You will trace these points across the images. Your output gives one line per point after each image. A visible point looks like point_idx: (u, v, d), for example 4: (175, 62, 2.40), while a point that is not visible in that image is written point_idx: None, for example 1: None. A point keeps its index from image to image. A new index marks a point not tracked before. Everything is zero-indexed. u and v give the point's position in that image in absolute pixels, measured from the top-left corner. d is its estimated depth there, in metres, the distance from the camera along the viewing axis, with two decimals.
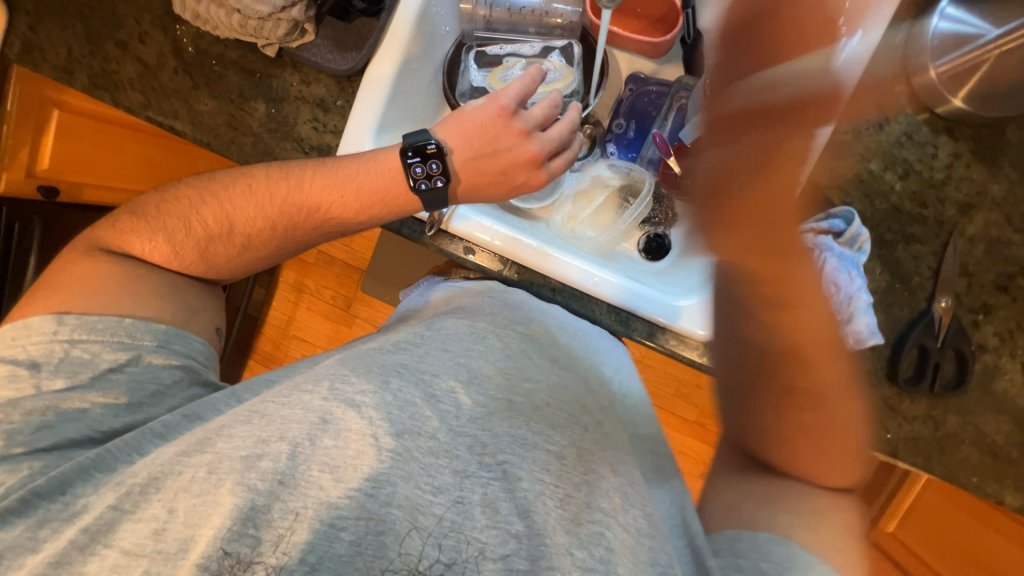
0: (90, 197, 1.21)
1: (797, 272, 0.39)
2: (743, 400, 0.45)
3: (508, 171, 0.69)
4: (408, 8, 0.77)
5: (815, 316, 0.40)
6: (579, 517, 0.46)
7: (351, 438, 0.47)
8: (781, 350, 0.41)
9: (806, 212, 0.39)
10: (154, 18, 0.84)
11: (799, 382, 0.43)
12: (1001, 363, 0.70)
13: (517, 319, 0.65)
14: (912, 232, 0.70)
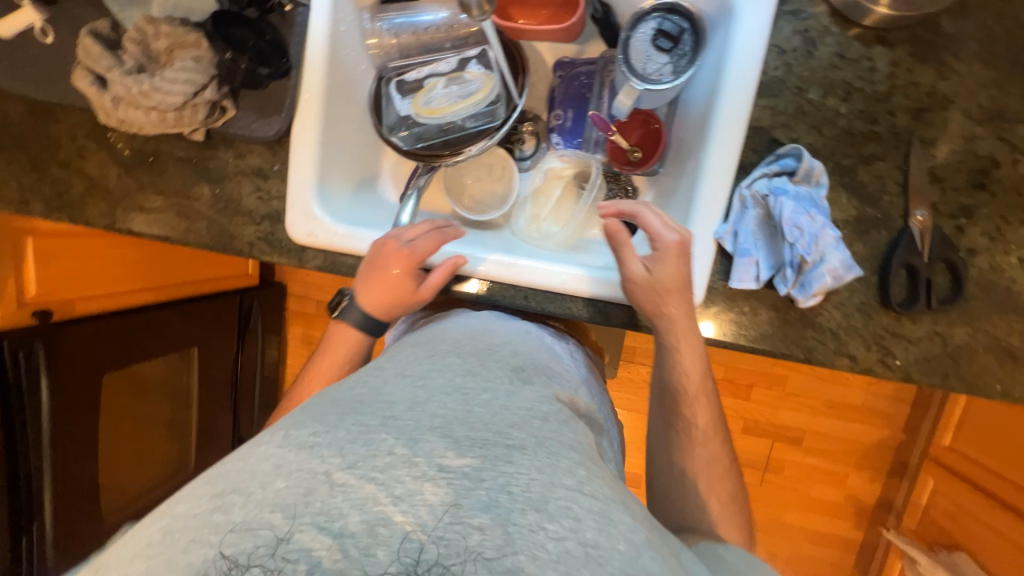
0: (85, 310, 1.23)
1: (693, 356, 0.68)
2: (667, 440, 0.70)
3: (383, 276, 0.74)
4: (316, 60, 0.77)
5: (701, 383, 0.69)
6: (545, 495, 0.42)
7: (300, 479, 0.42)
8: (682, 403, 0.69)
9: (695, 326, 0.68)
10: (87, 132, 0.86)
11: (698, 426, 0.69)
12: (998, 261, 0.66)
13: (480, 344, 0.62)
14: (871, 151, 0.67)
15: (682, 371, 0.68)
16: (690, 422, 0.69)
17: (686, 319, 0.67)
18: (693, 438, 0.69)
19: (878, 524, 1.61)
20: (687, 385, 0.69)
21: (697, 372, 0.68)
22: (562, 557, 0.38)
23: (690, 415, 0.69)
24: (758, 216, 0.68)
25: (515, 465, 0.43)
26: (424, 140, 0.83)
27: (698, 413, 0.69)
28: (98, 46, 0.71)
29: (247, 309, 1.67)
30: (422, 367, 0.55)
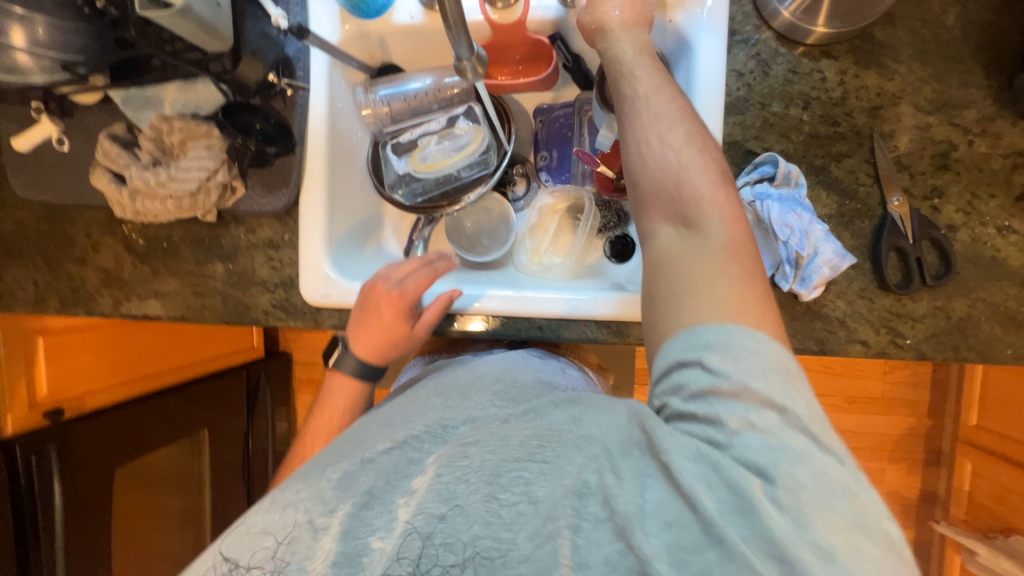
0: (94, 404, 1.22)
1: (637, 46, 0.64)
2: (625, 122, 0.61)
3: (380, 319, 0.76)
4: (317, 134, 0.82)
5: (663, 88, 0.61)
6: (497, 469, 0.49)
7: (282, 529, 0.51)
8: (625, 78, 0.62)
9: (648, 46, 0.64)
10: (101, 227, 0.90)
11: (645, 99, 0.60)
12: (978, 233, 0.70)
13: (460, 378, 0.66)
14: (838, 149, 0.73)
15: (625, 63, 0.63)
16: (636, 99, 0.60)
17: (638, 38, 0.64)
18: (644, 125, 0.59)
19: (927, 518, 1.55)
20: (620, 58, 0.64)
21: (642, 62, 0.62)
22: (513, 517, 0.47)
23: (635, 92, 0.61)
24: (748, 222, 0.71)
25: (467, 458, 0.51)
26: (424, 193, 0.89)
27: (654, 104, 0.59)
28: (116, 146, 0.78)
29: (255, 383, 1.65)
30: (415, 423, 0.58)
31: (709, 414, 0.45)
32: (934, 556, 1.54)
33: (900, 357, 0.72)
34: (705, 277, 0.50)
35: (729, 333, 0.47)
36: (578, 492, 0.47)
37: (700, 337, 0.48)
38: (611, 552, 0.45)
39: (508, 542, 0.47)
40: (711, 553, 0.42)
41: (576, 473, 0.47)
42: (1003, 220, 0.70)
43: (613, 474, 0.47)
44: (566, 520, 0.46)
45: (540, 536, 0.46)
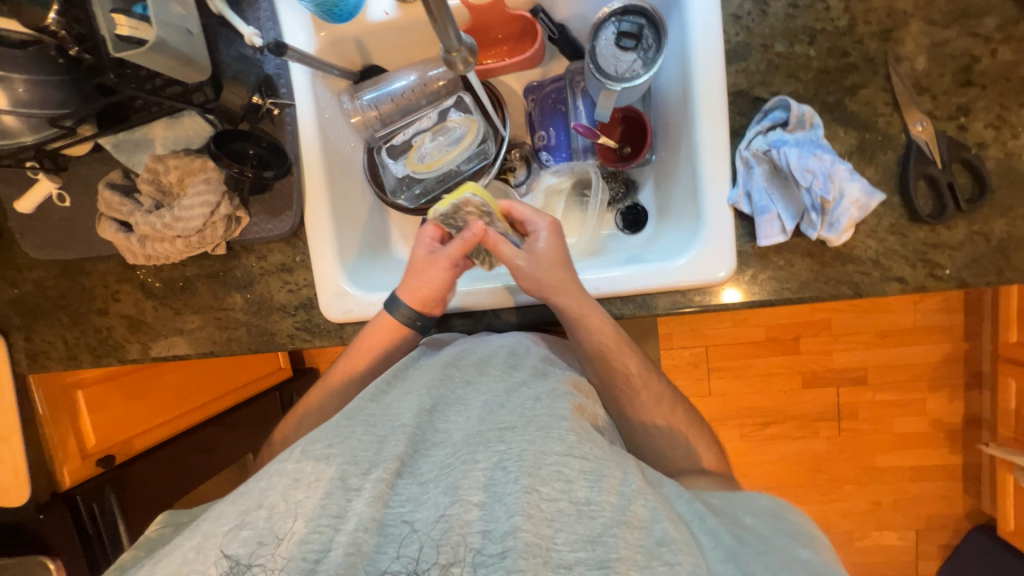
0: (142, 445, 1.25)
1: (573, 304, 0.69)
2: (592, 359, 0.70)
3: (426, 259, 0.73)
4: (311, 151, 0.81)
5: (616, 357, 0.70)
6: (539, 462, 0.50)
7: (314, 484, 0.50)
8: (572, 328, 0.70)
9: (583, 299, 0.69)
10: (116, 276, 0.90)
11: (609, 351, 0.69)
12: (1011, 147, 0.67)
13: (470, 350, 0.69)
14: (852, 81, 0.69)
15: (560, 313, 0.70)
16: (595, 350, 0.69)
17: (585, 309, 0.69)
18: (603, 367, 0.70)
19: (974, 441, 1.53)
20: (568, 317, 0.69)
21: (613, 335, 0.69)
22: (555, 515, 0.47)
23: (599, 353, 0.69)
24: (766, 171, 0.69)
25: (506, 442, 0.52)
26: (427, 193, 0.87)
27: (624, 372, 0.70)
28: (117, 195, 0.77)
29: (289, 403, 1.66)
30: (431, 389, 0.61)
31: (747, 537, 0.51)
32: (984, 479, 1.52)
33: (941, 289, 0.70)
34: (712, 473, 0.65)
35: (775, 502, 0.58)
36: (636, 522, 0.47)
37: (743, 507, 0.57)
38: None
39: (550, 540, 0.46)
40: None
41: (630, 499, 0.48)
42: None
43: (670, 520, 0.48)
44: (625, 548, 0.46)
45: (590, 555, 0.45)
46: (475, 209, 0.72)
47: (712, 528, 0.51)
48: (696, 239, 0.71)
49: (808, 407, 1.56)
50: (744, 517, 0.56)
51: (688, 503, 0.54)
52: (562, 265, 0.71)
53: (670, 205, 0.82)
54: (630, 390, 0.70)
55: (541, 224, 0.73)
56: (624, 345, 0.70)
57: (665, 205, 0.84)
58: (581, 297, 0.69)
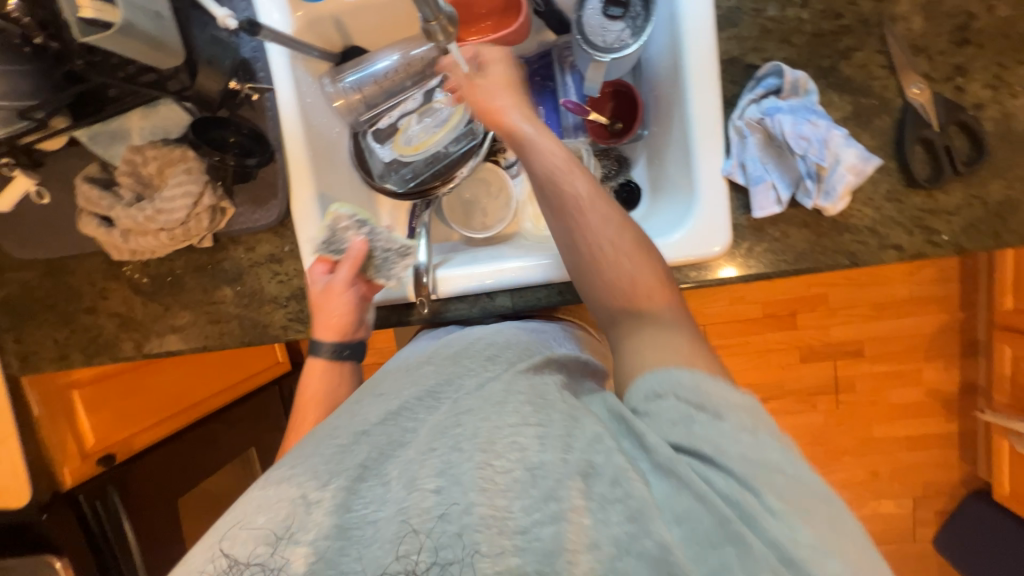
0: (143, 442, 1.24)
1: (524, 122, 0.66)
2: (538, 182, 0.64)
3: (319, 296, 0.74)
4: (292, 135, 0.77)
5: (572, 177, 0.62)
6: (492, 437, 0.50)
7: (276, 504, 0.49)
8: (511, 137, 0.66)
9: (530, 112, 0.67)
10: (103, 273, 0.88)
11: (553, 167, 0.63)
12: (1008, 108, 0.65)
13: (451, 345, 0.68)
14: (847, 44, 0.67)
15: (507, 134, 0.67)
16: (538, 166, 0.64)
17: (536, 127, 0.66)
18: (556, 203, 0.63)
19: (970, 409, 1.55)
20: (513, 137, 0.66)
21: (563, 155, 0.63)
22: (510, 485, 0.47)
23: (546, 168, 0.63)
24: (760, 140, 0.68)
25: (461, 426, 0.52)
26: (416, 176, 0.84)
27: (587, 209, 0.62)
28: (96, 189, 0.75)
29: (289, 397, 1.65)
30: (426, 378, 0.60)
31: (695, 431, 0.48)
32: (980, 445, 1.54)
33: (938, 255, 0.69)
34: (672, 340, 0.56)
35: (694, 374, 0.52)
36: (584, 470, 0.47)
37: (672, 376, 0.51)
38: (620, 533, 0.45)
39: (506, 510, 0.46)
40: (726, 549, 0.43)
41: (583, 450, 0.48)
42: None
43: (622, 455, 0.49)
44: (575, 498, 0.46)
45: (544, 513, 0.46)
46: (347, 222, 0.76)
47: (653, 450, 0.48)
48: (690, 213, 0.70)
49: (806, 381, 1.56)
50: (667, 404, 0.51)
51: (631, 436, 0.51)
52: (516, 90, 0.69)
53: (663, 180, 0.81)
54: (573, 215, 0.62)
55: (491, 49, 0.73)
56: (583, 176, 0.64)
57: (658, 181, 0.83)
58: (535, 119, 0.67)
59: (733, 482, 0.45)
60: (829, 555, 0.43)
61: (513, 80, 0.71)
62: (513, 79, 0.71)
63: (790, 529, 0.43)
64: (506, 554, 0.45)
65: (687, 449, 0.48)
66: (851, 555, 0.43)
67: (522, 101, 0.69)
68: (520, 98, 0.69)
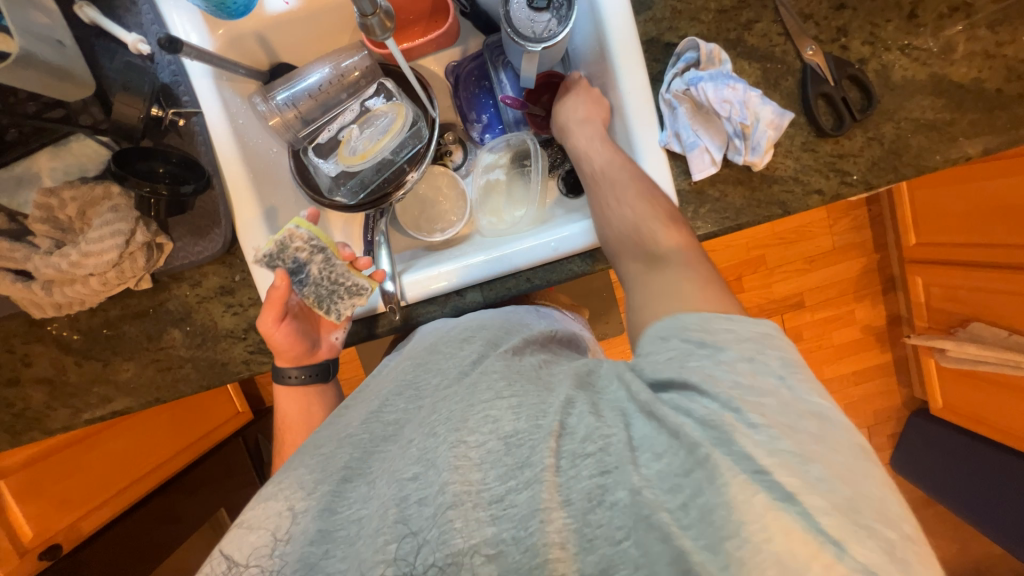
0: (92, 526, 1.12)
1: (575, 120, 0.77)
2: (581, 166, 0.76)
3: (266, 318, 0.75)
4: (228, 158, 0.74)
5: (606, 159, 0.73)
6: (466, 413, 0.51)
7: (265, 521, 0.50)
8: (565, 135, 0.79)
9: (592, 122, 0.76)
10: (22, 337, 0.79)
11: (590, 159, 0.74)
12: (885, 59, 0.75)
13: (427, 339, 0.69)
14: (747, 17, 0.75)
15: (562, 131, 0.79)
16: (579, 152, 0.76)
17: (590, 126, 0.76)
18: (591, 180, 0.73)
19: (899, 338, 1.73)
20: (565, 136, 0.78)
21: (602, 149, 0.74)
22: (483, 457, 0.48)
23: (586, 155, 0.75)
24: (689, 109, 0.73)
25: (438, 411, 0.54)
26: (365, 186, 0.83)
27: (618, 180, 0.70)
28: (5, 241, 0.68)
29: (255, 447, 1.54)
30: (422, 380, 0.61)
31: (690, 356, 0.50)
32: (912, 367, 1.72)
33: (853, 194, 0.77)
34: (675, 288, 0.58)
35: (703, 316, 0.53)
36: (557, 431, 0.48)
37: (680, 321, 0.53)
38: (592, 487, 0.45)
39: (480, 483, 0.46)
40: (698, 473, 0.43)
41: (556, 414, 0.50)
42: (903, 40, 0.75)
43: (593, 414, 0.49)
44: (547, 456, 0.46)
45: (518, 480, 0.46)
46: (300, 242, 0.72)
47: (635, 394, 0.49)
48: None
49: None
50: (672, 344, 0.51)
51: (617, 380, 0.52)
52: (594, 105, 0.78)
53: None
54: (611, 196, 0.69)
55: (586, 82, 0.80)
56: (621, 162, 0.72)
57: None
58: (590, 124, 0.76)
59: (720, 402, 0.45)
60: (808, 463, 0.42)
61: (597, 97, 0.78)
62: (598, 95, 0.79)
63: (769, 436, 0.43)
64: (482, 525, 0.45)
65: (677, 383, 0.48)
66: (839, 467, 0.42)
67: (594, 112, 0.77)
68: (593, 110, 0.77)
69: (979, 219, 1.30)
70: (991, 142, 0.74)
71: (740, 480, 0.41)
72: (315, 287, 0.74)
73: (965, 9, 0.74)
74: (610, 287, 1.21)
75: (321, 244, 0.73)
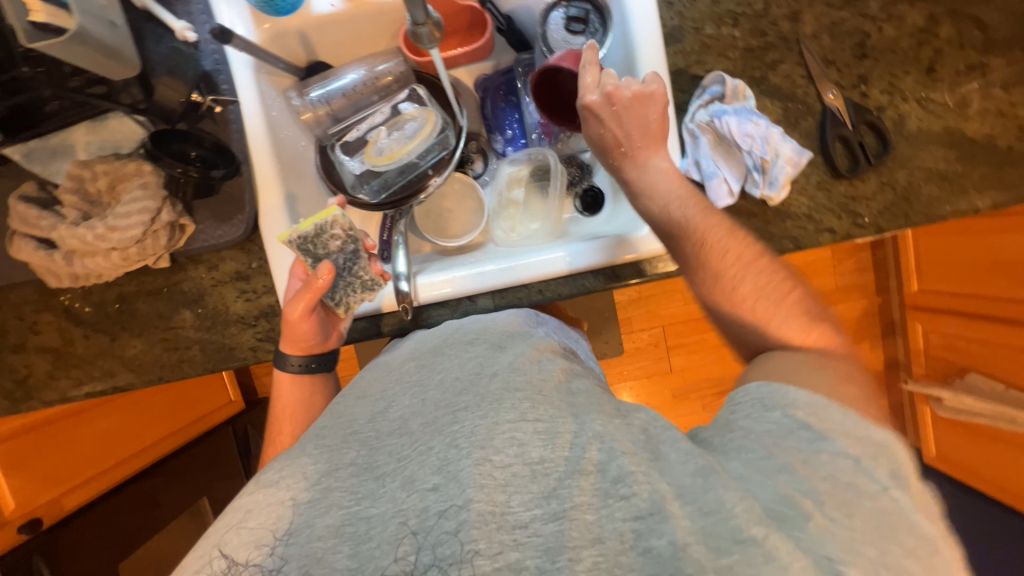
0: (73, 503, 1.09)
1: (633, 151, 0.69)
2: (643, 202, 0.70)
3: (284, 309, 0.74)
4: (260, 149, 0.76)
5: (671, 201, 0.68)
6: (490, 433, 0.51)
7: (266, 508, 0.51)
8: (624, 162, 0.70)
9: (648, 153, 0.69)
10: (33, 304, 0.79)
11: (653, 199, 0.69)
12: (902, 109, 0.78)
13: (432, 338, 0.71)
14: (773, 57, 0.78)
15: (622, 158, 0.70)
16: (639, 190, 0.70)
17: (649, 156, 0.69)
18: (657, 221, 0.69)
19: (895, 383, 1.73)
20: (628, 163, 0.70)
21: (664, 184, 0.69)
22: (509, 480, 0.48)
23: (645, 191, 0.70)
24: (710, 140, 0.76)
25: (459, 422, 0.53)
26: (388, 187, 0.85)
27: (684, 232, 0.67)
28: (34, 209, 0.69)
29: (243, 439, 1.52)
30: (434, 383, 0.61)
31: (797, 432, 0.49)
32: (907, 414, 1.71)
33: (864, 236, 0.79)
34: (791, 367, 0.56)
35: (814, 397, 0.51)
36: (589, 469, 0.48)
37: (789, 395, 0.52)
38: (625, 530, 0.45)
39: (505, 505, 0.47)
40: (756, 546, 0.42)
41: (585, 449, 0.50)
42: (921, 92, 0.78)
43: (627, 453, 0.49)
44: (579, 495, 0.47)
45: (546, 510, 0.47)
46: (341, 230, 0.72)
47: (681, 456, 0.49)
48: None
49: None
50: (776, 416, 0.51)
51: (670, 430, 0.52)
52: (651, 126, 0.69)
53: None
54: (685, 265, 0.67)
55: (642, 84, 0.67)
56: (687, 210, 0.67)
57: None
58: (648, 158, 0.69)
59: (800, 488, 0.45)
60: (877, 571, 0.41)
61: (654, 114, 0.68)
62: (653, 107, 0.68)
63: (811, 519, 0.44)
64: (506, 549, 0.45)
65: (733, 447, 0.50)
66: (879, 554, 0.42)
67: (647, 136, 0.69)
68: (647, 134, 0.69)
69: (981, 271, 1.32)
70: (1000, 198, 0.76)
71: (802, 562, 0.41)
72: (338, 283, 0.75)
73: (981, 68, 0.77)
74: (613, 306, 1.22)
75: (354, 237, 0.73)
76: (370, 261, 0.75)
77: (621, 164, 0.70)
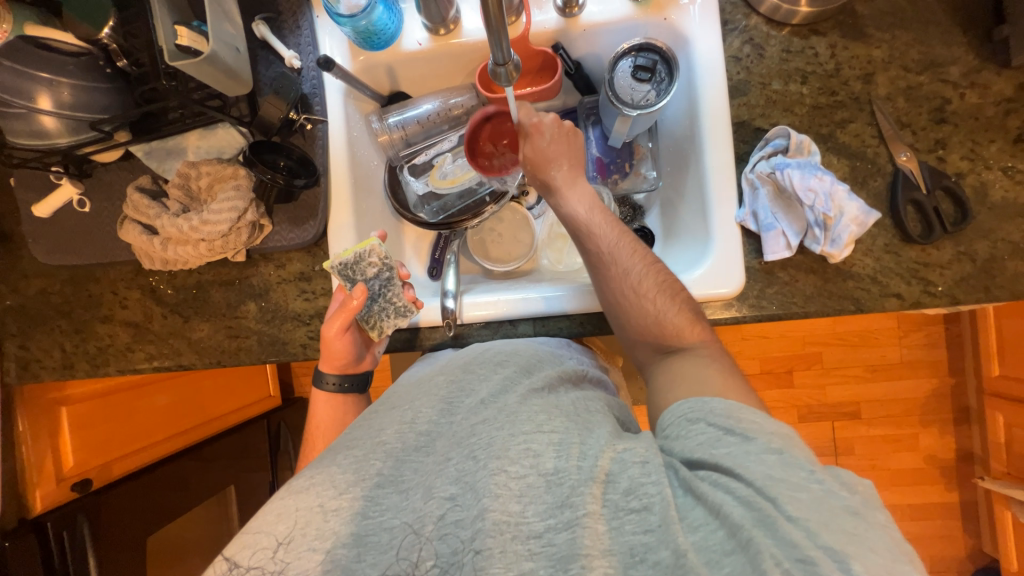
0: (121, 470, 1.16)
1: (560, 175, 0.76)
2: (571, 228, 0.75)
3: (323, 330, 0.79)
4: (339, 164, 0.85)
5: (594, 225, 0.73)
6: (507, 443, 0.54)
7: (296, 513, 0.53)
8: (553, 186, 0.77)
9: (577, 179, 0.76)
10: (127, 282, 0.89)
11: (580, 219, 0.74)
12: (984, 177, 0.74)
13: (462, 355, 0.72)
14: (841, 116, 0.77)
15: (549, 182, 0.77)
16: (570, 214, 0.75)
17: (576, 182, 0.76)
18: (585, 245, 0.73)
19: (969, 477, 1.54)
20: (554, 187, 0.76)
21: (590, 209, 0.74)
22: (524, 490, 0.51)
23: (578, 213, 0.74)
24: (770, 192, 0.75)
25: (478, 435, 0.56)
26: (446, 209, 0.92)
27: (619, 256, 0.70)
28: (146, 199, 0.79)
29: (276, 433, 1.58)
30: (468, 398, 0.63)
31: (722, 437, 0.53)
32: (982, 515, 1.50)
33: (935, 306, 0.74)
34: (701, 374, 0.62)
35: (729, 403, 0.56)
36: (601, 478, 0.51)
37: (708, 405, 0.56)
38: (636, 543, 0.48)
39: (519, 515, 0.50)
40: (739, 556, 0.45)
41: (597, 459, 0.53)
42: (1006, 162, 0.74)
43: (638, 462, 0.52)
44: (591, 502, 0.50)
45: (559, 519, 0.50)
46: (376, 258, 0.77)
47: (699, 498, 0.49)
48: (705, 258, 0.76)
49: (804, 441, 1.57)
50: (701, 426, 0.55)
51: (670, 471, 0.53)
52: (574, 157, 0.78)
53: (678, 225, 0.88)
54: (609, 294, 0.71)
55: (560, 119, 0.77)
56: (615, 235, 0.72)
57: (673, 224, 0.89)
58: (576, 183, 0.76)
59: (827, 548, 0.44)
60: None
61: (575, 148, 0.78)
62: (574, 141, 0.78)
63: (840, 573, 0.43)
64: (519, 559, 0.48)
65: (709, 465, 0.52)
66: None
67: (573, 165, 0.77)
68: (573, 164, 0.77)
69: None
70: None
71: (782, 567, 0.43)
72: (372, 304, 0.79)
73: None
74: None
75: (386, 266, 0.78)
76: (399, 288, 0.79)
77: (549, 175, 0.76)
